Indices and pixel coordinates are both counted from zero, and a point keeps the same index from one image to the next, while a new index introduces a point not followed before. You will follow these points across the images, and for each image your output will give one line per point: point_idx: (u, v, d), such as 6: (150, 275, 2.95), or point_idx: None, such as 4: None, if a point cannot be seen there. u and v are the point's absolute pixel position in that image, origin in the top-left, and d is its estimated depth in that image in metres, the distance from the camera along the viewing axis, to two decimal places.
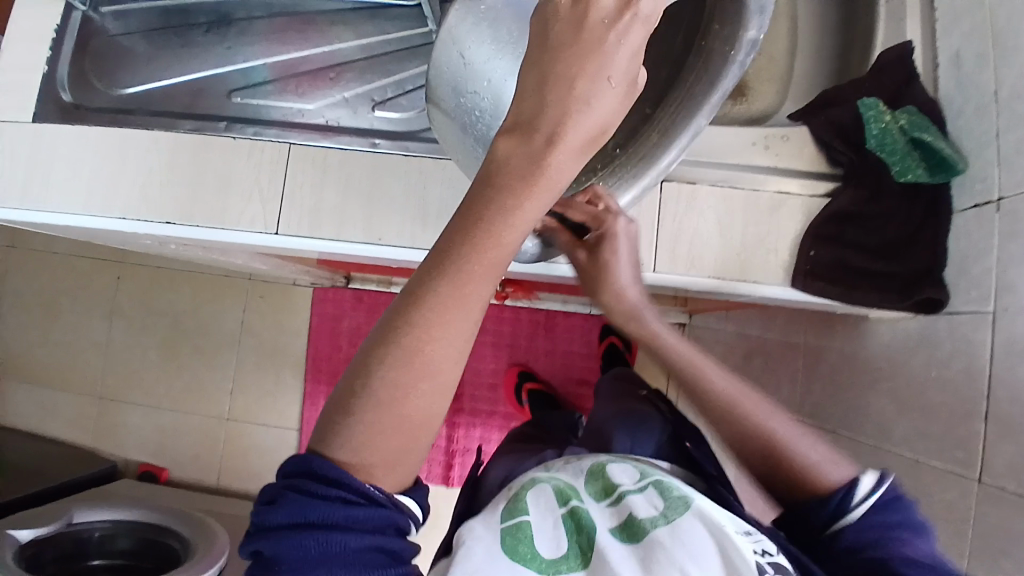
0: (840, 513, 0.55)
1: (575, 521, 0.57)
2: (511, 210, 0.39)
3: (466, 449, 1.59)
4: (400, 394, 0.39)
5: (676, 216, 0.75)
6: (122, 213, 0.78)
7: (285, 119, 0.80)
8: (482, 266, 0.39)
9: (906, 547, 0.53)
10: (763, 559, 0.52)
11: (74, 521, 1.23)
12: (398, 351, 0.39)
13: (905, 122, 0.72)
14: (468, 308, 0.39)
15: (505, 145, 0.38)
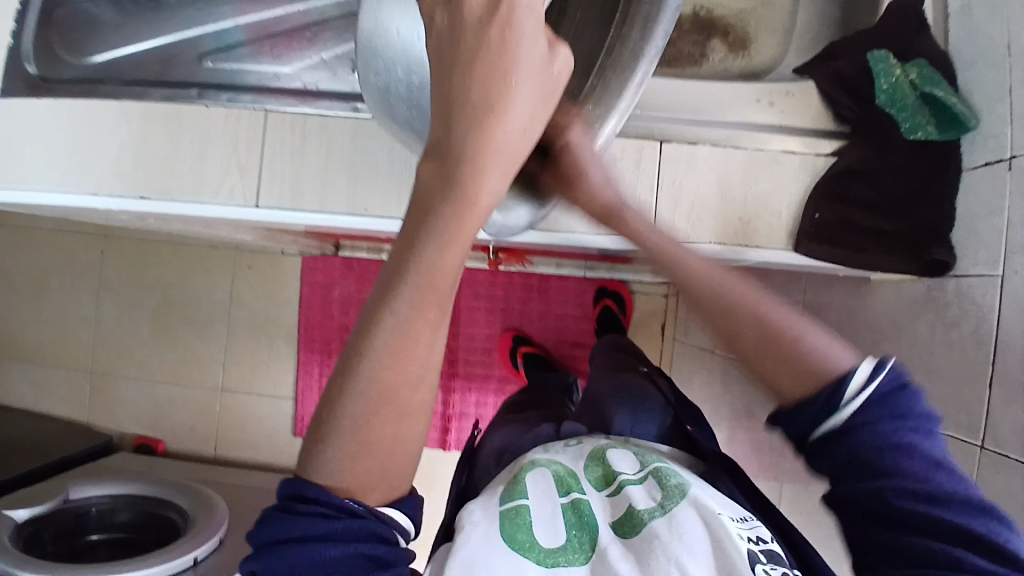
0: (829, 412, 0.47)
1: (575, 513, 0.61)
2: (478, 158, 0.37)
3: (463, 414, 1.59)
4: (417, 317, 0.38)
5: (675, 179, 0.72)
6: (94, 189, 0.74)
7: (262, 84, 0.75)
8: (485, 146, 0.37)
9: (912, 460, 0.46)
10: (755, 546, 0.56)
11: (72, 497, 1.24)
12: (413, 272, 0.38)
13: (915, 75, 0.69)
14: (476, 211, 0.38)
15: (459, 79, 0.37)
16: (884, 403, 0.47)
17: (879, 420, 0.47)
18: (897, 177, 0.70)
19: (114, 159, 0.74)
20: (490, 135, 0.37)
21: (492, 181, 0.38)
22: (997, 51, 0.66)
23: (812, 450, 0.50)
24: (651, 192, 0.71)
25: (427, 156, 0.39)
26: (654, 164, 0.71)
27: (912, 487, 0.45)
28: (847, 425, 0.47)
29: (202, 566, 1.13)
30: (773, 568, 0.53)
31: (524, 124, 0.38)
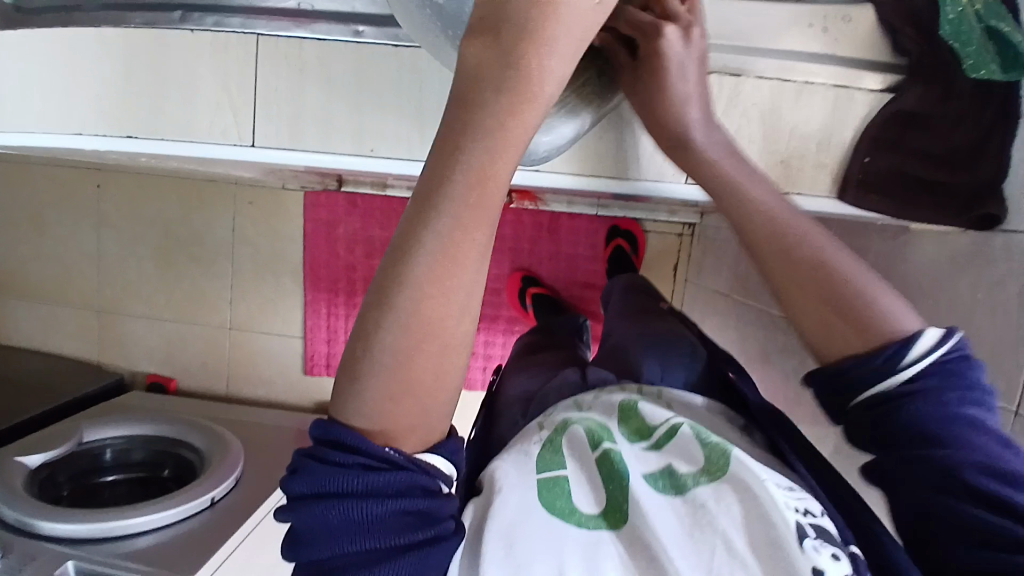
0: (888, 371, 0.50)
1: (607, 470, 0.58)
2: (492, 119, 0.32)
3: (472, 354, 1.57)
4: (462, 235, 0.33)
5: (714, 114, 0.65)
6: (78, 129, 0.68)
7: (250, 3, 0.65)
8: (556, 17, 0.31)
9: (977, 437, 0.48)
10: (805, 517, 0.50)
11: (84, 440, 1.24)
12: (462, 174, 0.32)
13: (983, 2, 0.56)
14: (538, 103, 0.32)
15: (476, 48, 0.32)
16: (945, 382, 0.49)
17: (944, 390, 0.49)
18: (981, 109, 0.63)
19: (96, 94, 0.67)
20: (560, 9, 0.31)
21: (556, 67, 0.32)
22: None
23: (864, 415, 0.52)
24: None
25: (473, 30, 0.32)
26: (692, 101, 0.64)
27: (988, 461, 0.47)
28: (901, 394, 0.50)
29: (220, 505, 1.15)
30: (825, 546, 0.47)
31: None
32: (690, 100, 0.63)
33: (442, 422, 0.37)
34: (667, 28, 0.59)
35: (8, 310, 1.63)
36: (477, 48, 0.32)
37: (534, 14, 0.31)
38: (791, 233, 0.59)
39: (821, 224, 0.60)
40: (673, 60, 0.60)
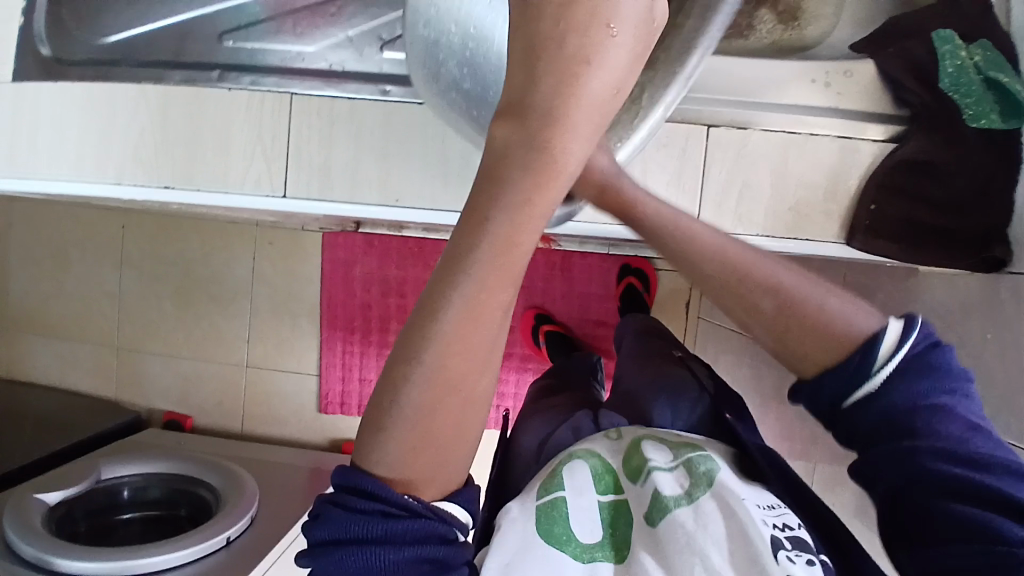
0: (861, 378, 0.45)
1: (610, 515, 0.62)
2: (522, 195, 0.34)
3: None
4: (486, 296, 0.35)
5: (722, 164, 0.68)
6: (116, 178, 0.72)
7: (284, 64, 0.71)
8: (581, 99, 0.33)
9: (947, 424, 0.44)
10: (781, 531, 0.54)
11: (102, 477, 1.26)
12: (487, 242, 0.34)
13: (981, 58, 0.63)
14: (562, 179, 0.34)
15: (500, 130, 0.34)
16: (914, 367, 0.45)
17: (913, 385, 0.45)
18: (983, 155, 0.65)
19: (136, 147, 0.71)
20: (576, 94, 0.33)
21: (581, 142, 0.34)
22: None
23: (838, 410, 0.48)
24: (699, 181, 0.68)
25: (500, 113, 0.34)
26: (701, 152, 0.68)
27: (964, 454, 0.43)
28: (875, 391, 0.45)
29: (235, 545, 1.16)
30: (799, 556, 0.52)
31: (615, 82, 0.35)
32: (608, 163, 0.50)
33: (462, 470, 0.39)
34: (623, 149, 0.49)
35: (31, 345, 1.66)
36: (505, 131, 0.34)
37: (557, 99, 0.33)
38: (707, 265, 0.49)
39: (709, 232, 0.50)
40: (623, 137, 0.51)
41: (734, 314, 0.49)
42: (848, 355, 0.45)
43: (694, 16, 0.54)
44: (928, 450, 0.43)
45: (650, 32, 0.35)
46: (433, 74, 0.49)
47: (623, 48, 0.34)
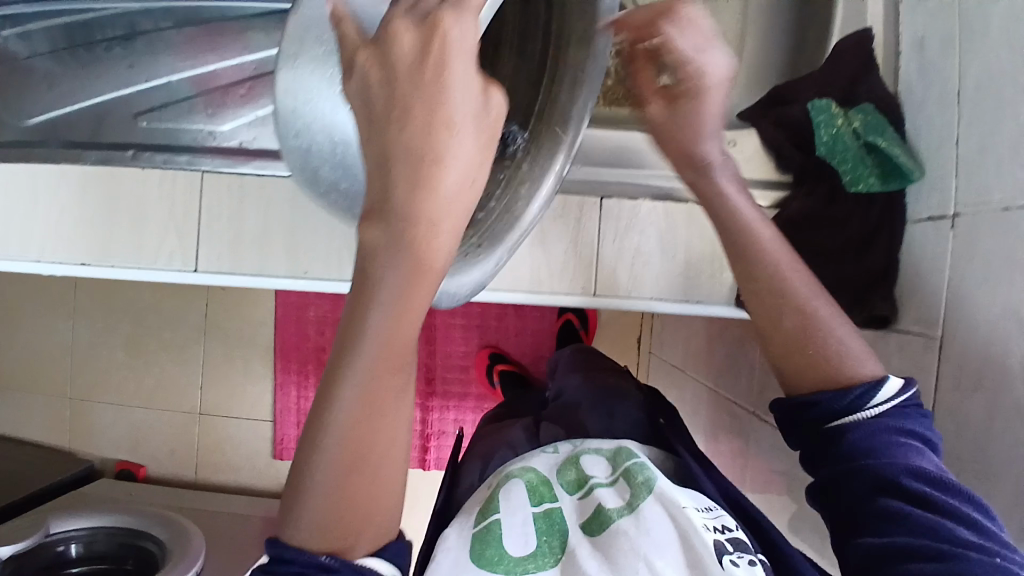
0: (847, 411, 0.53)
1: (547, 522, 0.64)
2: (398, 293, 0.36)
3: (443, 431, 1.59)
4: (378, 385, 0.38)
5: (614, 232, 0.72)
6: (36, 256, 0.73)
7: (195, 143, 0.73)
8: (433, 204, 0.34)
9: (909, 453, 0.51)
10: (719, 535, 0.60)
11: (51, 531, 1.24)
12: (373, 335, 0.37)
13: (859, 123, 0.68)
14: (431, 277, 0.36)
15: (366, 236, 0.36)
16: (902, 414, 0.53)
17: (877, 422, 0.52)
18: (867, 206, 0.69)
19: (54, 226, 0.73)
20: (431, 196, 0.34)
21: (443, 242, 0.36)
22: (948, 100, 0.62)
23: (814, 435, 0.55)
24: (594, 249, 0.72)
25: (364, 218, 0.36)
26: (596, 220, 0.72)
27: (908, 474, 0.49)
28: (864, 426, 0.52)
29: None
30: (741, 558, 0.58)
31: (474, 173, 0.35)
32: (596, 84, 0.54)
33: None
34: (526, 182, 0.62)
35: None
36: (366, 234, 0.36)
37: (411, 204, 0.34)
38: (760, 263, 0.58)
39: (769, 229, 0.59)
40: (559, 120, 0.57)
41: (759, 326, 0.58)
42: (816, 394, 0.54)
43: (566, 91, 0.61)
44: (881, 469, 0.50)
45: (496, 133, 0.36)
46: (308, 178, 0.48)
47: (469, 152, 0.34)
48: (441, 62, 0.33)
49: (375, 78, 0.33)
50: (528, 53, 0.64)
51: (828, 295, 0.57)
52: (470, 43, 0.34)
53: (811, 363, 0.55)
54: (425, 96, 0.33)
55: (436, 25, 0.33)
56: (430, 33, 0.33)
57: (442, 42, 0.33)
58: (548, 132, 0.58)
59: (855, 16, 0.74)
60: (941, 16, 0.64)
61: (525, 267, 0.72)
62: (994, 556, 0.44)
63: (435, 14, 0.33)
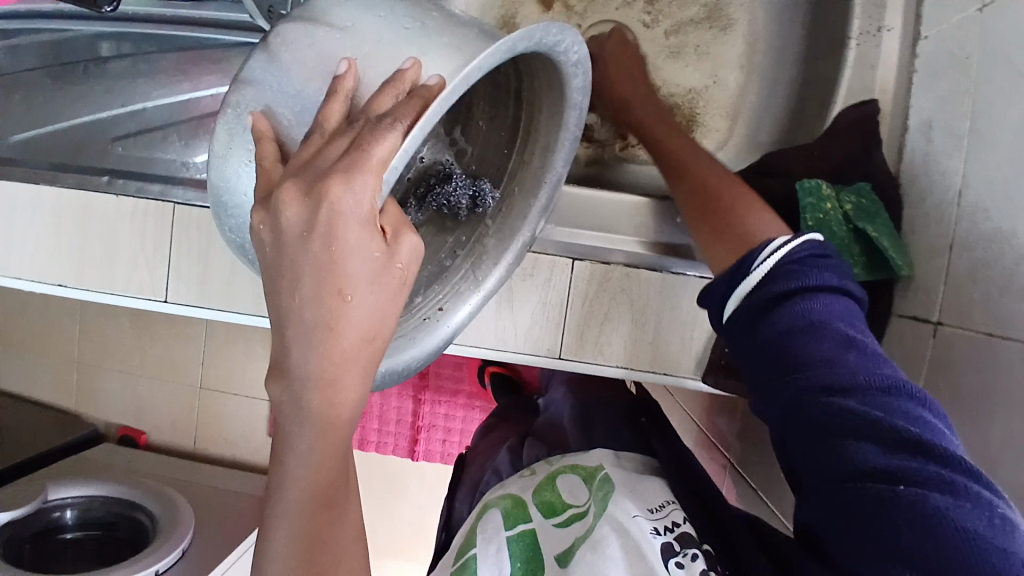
0: (745, 277, 0.50)
1: (518, 548, 0.63)
2: (311, 442, 0.39)
3: (433, 426, 1.33)
4: (305, 524, 0.40)
5: (586, 295, 0.71)
6: (16, 274, 0.75)
7: (169, 173, 0.73)
8: (335, 358, 0.38)
9: (820, 342, 0.45)
10: (667, 536, 0.59)
11: (49, 497, 1.29)
12: (292, 485, 0.40)
13: (850, 207, 0.62)
14: (343, 423, 0.39)
15: (274, 388, 0.39)
16: (795, 269, 0.49)
17: (800, 296, 0.47)
18: None
19: (31, 246, 0.74)
20: (332, 356, 0.38)
21: (350, 393, 0.39)
22: (949, 198, 0.59)
23: (741, 335, 0.50)
24: (562, 312, 0.71)
25: (272, 372, 0.39)
26: (565, 284, 0.71)
27: (828, 381, 0.43)
28: (767, 302, 0.49)
29: None
30: (687, 557, 0.57)
31: (372, 330, 0.39)
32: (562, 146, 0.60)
33: None
34: (489, 245, 0.64)
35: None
36: (276, 390, 0.39)
37: (318, 363, 0.38)
38: (692, 182, 0.62)
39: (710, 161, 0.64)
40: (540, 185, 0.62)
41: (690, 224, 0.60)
42: (742, 260, 0.52)
43: (535, 155, 0.62)
44: (805, 380, 0.44)
45: (398, 279, 0.39)
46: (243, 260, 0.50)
47: (365, 307, 0.38)
48: (331, 232, 0.36)
49: (277, 239, 0.37)
50: (495, 115, 0.65)
51: (740, 182, 0.60)
52: (360, 210, 0.36)
53: (729, 211, 0.57)
54: (318, 264, 0.36)
55: (324, 197, 0.36)
56: (318, 205, 0.36)
57: (330, 215, 0.36)
58: (522, 199, 0.63)
59: (862, 84, 0.69)
60: (951, 104, 0.61)
61: (491, 325, 0.71)
62: (924, 461, 0.39)
63: (324, 185, 0.36)
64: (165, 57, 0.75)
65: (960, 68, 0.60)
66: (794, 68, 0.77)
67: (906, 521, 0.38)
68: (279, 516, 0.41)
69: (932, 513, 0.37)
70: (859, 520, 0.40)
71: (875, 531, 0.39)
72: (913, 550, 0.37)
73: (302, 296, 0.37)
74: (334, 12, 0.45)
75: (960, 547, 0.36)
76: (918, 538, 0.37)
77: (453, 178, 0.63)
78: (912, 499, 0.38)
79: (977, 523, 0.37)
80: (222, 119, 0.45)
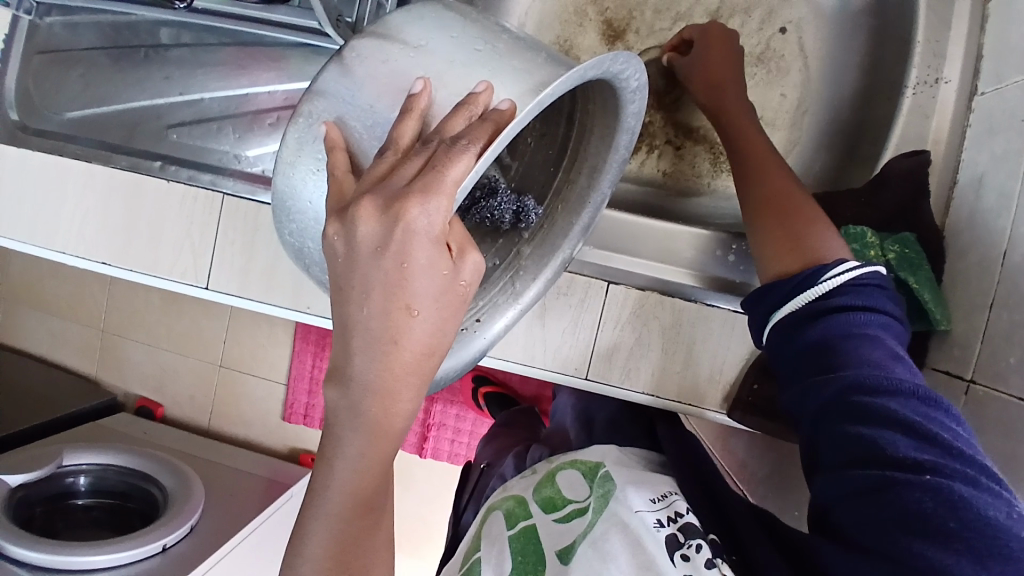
0: (800, 285, 0.54)
1: (520, 544, 0.62)
2: (360, 447, 0.40)
3: (444, 424, 1.34)
4: (345, 525, 0.42)
5: (618, 319, 0.71)
6: (61, 249, 0.77)
7: (220, 164, 0.75)
8: (393, 370, 0.39)
9: (869, 346, 0.49)
10: (669, 528, 0.58)
11: (64, 463, 1.32)
12: (337, 486, 0.41)
13: (893, 256, 0.62)
14: (391, 434, 0.40)
15: (330, 394, 0.40)
16: (859, 289, 0.52)
17: (850, 306, 0.51)
18: None
19: (79, 223, 0.76)
20: (392, 368, 0.38)
21: (404, 404, 0.40)
22: (993, 259, 0.59)
23: (786, 341, 0.54)
24: (592, 333, 0.71)
25: (329, 377, 0.40)
26: (598, 306, 0.71)
27: (871, 379, 0.46)
28: (817, 308, 0.52)
29: (171, 552, 1.21)
30: (692, 548, 0.56)
31: (432, 345, 0.39)
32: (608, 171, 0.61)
33: None
34: (530, 261, 0.65)
35: (12, 315, 1.68)
36: (331, 395, 0.40)
37: (376, 374, 0.38)
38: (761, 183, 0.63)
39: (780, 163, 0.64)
40: (587, 205, 0.63)
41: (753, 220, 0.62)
42: (798, 270, 0.55)
43: (582, 176, 0.63)
44: (845, 376, 0.48)
45: (460, 296, 0.40)
46: (298, 263, 0.51)
47: (428, 323, 0.38)
48: (404, 250, 0.37)
49: (349, 251, 0.38)
50: (547, 133, 0.65)
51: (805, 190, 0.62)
52: (432, 228, 0.37)
53: (801, 221, 0.58)
54: (388, 280, 0.37)
55: (400, 216, 0.36)
56: (394, 224, 0.36)
57: (405, 233, 0.37)
58: (564, 216, 0.64)
59: (916, 134, 0.69)
60: (1004, 164, 0.60)
61: (521, 339, 0.72)
62: (954, 459, 0.42)
63: (403, 205, 0.36)
64: (223, 49, 0.76)
65: (1016, 129, 0.60)
66: (845, 109, 0.77)
67: (932, 501, 0.41)
68: (318, 513, 0.42)
69: (957, 499, 0.40)
70: (883, 499, 0.42)
71: (896, 508, 0.42)
72: (934, 528, 0.40)
73: (369, 309, 0.38)
74: (408, 31, 0.47)
75: (984, 530, 0.39)
76: (940, 516, 0.40)
77: (498, 193, 0.63)
78: (938, 484, 0.41)
79: (998, 512, 0.40)
80: (294, 126, 0.47)
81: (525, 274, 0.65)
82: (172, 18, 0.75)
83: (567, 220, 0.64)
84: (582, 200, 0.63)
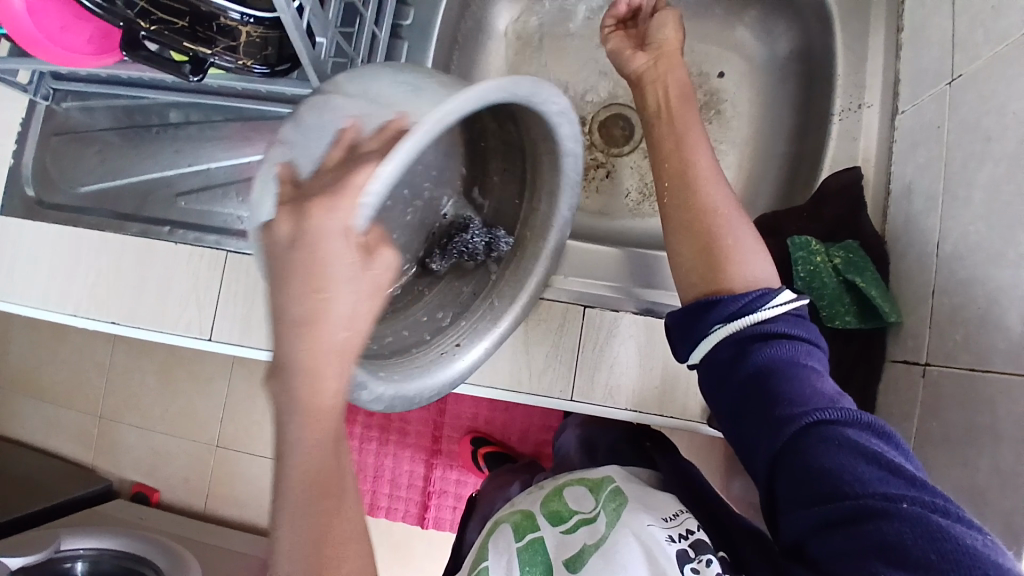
0: (749, 310, 0.52)
1: (528, 553, 0.64)
2: None
3: (444, 491, 1.34)
4: (350, 505, 0.45)
5: (596, 342, 0.76)
6: (73, 310, 0.82)
7: (227, 226, 0.83)
8: None
9: (817, 377, 0.48)
10: (681, 542, 0.58)
11: (61, 547, 1.28)
12: (340, 468, 0.46)
13: (839, 260, 0.69)
14: None
15: None
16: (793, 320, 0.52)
17: (788, 335, 0.51)
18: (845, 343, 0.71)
19: (91, 285, 0.82)
20: None
21: None
22: (928, 252, 0.65)
23: (722, 373, 0.53)
24: (573, 353, 0.76)
25: None
26: (578, 327, 0.76)
27: (828, 409, 0.45)
28: (758, 333, 0.52)
29: None
30: (702, 563, 0.56)
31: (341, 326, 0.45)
32: (566, 193, 0.66)
33: None
34: (508, 287, 0.70)
35: (8, 404, 1.69)
36: None
37: None
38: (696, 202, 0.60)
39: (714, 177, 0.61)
40: (552, 228, 0.67)
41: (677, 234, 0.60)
42: (717, 296, 0.54)
43: (543, 202, 0.68)
44: (802, 408, 0.46)
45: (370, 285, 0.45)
46: None
47: (343, 302, 0.44)
48: None
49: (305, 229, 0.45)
50: (507, 173, 0.72)
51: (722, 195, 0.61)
52: None
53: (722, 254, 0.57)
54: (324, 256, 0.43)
55: None
56: None
57: None
58: (532, 241, 0.69)
59: (849, 155, 0.77)
60: (926, 169, 0.68)
61: (509, 364, 0.76)
62: (918, 489, 0.40)
63: None
64: (227, 124, 0.85)
65: (931, 138, 0.67)
66: (787, 142, 0.86)
67: (912, 532, 0.38)
68: None
69: (936, 529, 0.38)
70: (857, 531, 0.39)
71: (872, 540, 0.39)
72: (915, 558, 0.37)
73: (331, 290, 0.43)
74: (392, 78, 0.54)
75: (962, 561, 0.36)
76: (921, 546, 0.37)
77: (470, 228, 0.70)
78: (913, 513, 0.39)
79: (974, 540, 0.37)
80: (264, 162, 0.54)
81: (494, 302, 0.69)
82: (182, 99, 0.85)
83: (536, 249, 0.69)
84: (545, 224, 0.68)
